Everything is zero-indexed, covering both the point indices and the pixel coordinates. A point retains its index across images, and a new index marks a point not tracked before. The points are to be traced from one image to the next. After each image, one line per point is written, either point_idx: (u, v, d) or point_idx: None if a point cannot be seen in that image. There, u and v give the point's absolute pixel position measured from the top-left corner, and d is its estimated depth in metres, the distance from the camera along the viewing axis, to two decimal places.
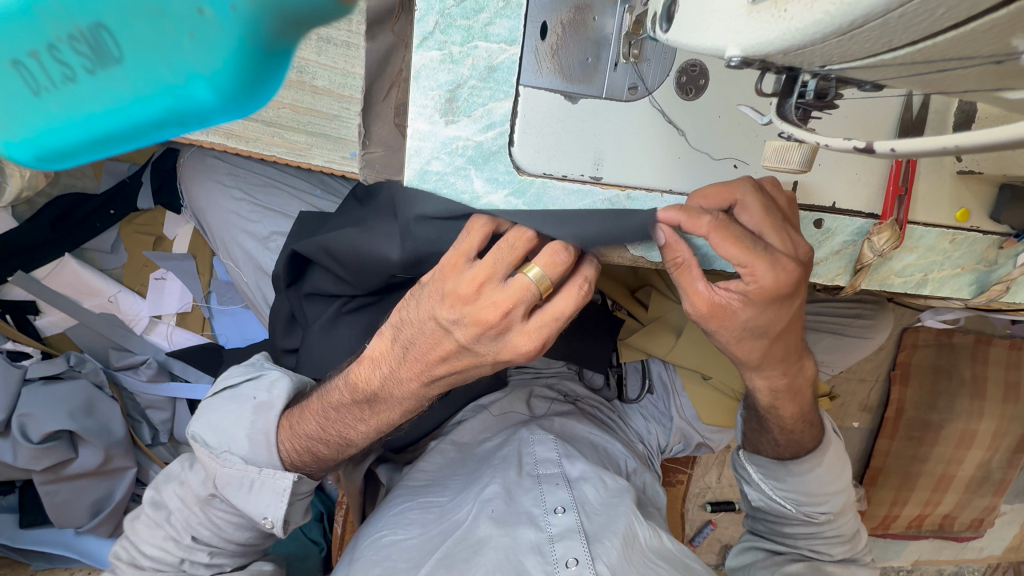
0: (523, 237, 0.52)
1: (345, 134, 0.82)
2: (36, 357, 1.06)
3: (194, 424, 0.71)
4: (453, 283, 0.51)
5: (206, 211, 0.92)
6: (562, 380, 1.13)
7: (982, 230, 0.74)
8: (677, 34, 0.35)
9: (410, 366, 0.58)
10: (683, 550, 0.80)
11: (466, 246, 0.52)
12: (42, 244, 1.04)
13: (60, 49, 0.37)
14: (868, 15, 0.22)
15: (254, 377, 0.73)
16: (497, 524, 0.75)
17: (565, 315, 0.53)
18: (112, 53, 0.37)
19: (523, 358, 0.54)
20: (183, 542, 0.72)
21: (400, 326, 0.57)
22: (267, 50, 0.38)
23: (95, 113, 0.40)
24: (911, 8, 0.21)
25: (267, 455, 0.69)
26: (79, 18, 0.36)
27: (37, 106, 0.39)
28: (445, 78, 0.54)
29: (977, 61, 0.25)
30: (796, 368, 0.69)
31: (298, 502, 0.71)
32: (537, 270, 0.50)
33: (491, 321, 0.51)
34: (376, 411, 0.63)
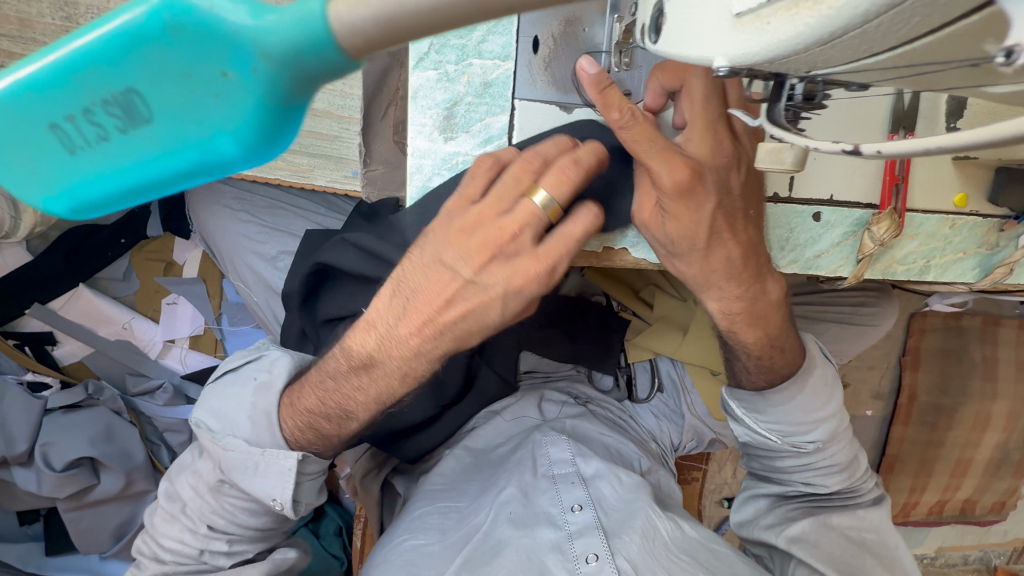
0: (529, 165, 0.52)
1: (346, 153, 0.81)
2: (56, 386, 1.08)
3: (198, 411, 0.72)
4: (459, 217, 0.53)
5: (215, 235, 0.94)
6: (571, 384, 1.14)
7: (982, 213, 0.75)
8: (666, 46, 0.36)
9: (411, 318, 0.56)
10: (705, 535, 0.80)
11: (471, 190, 0.54)
12: (55, 277, 1.06)
13: (87, 111, 0.27)
14: (848, 26, 0.23)
15: (255, 357, 0.75)
16: (515, 525, 0.76)
17: (577, 239, 0.53)
18: (135, 112, 0.27)
19: (536, 286, 0.54)
20: (199, 532, 0.72)
21: (402, 274, 0.57)
22: (286, 107, 0.27)
23: (99, 174, 0.29)
24: (889, 18, 0.23)
25: (269, 437, 0.68)
26: (98, 80, 0.27)
27: (48, 176, 0.29)
28: (442, 96, 0.56)
29: (951, 64, 0.26)
30: (755, 289, 0.67)
31: (306, 482, 0.69)
32: (543, 193, 0.52)
33: (498, 245, 0.53)
34: (373, 376, 0.60)
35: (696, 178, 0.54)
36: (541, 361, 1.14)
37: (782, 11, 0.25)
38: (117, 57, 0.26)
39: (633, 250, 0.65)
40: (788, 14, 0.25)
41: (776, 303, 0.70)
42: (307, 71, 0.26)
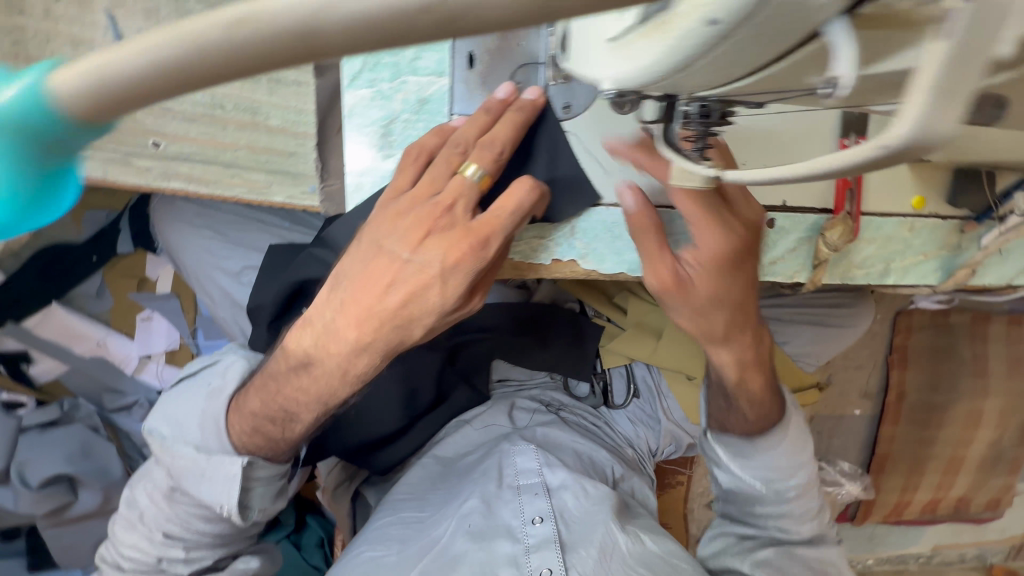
0: (451, 147, 0.54)
1: (303, 168, 0.79)
2: (31, 406, 1.10)
3: (153, 418, 0.73)
4: (392, 203, 0.55)
5: (179, 251, 0.94)
6: (544, 392, 1.13)
7: (942, 216, 0.74)
8: (571, 65, 0.36)
9: (349, 311, 0.57)
10: (667, 550, 0.79)
11: (401, 181, 0.55)
12: (29, 296, 1.06)
13: None
14: (698, 50, 0.24)
15: (212, 363, 0.76)
16: (474, 538, 0.76)
17: (506, 210, 0.54)
18: None
19: (471, 262, 0.54)
20: (156, 540, 0.73)
21: (341, 269, 0.58)
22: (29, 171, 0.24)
23: None
24: (727, 43, 0.23)
25: (218, 443, 0.68)
26: None
27: None
28: (378, 114, 0.56)
29: (803, 86, 0.28)
30: (757, 341, 0.72)
31: (256, 488, 0.69)
32: (473, 165, 0.53)
33: (431, 222, 0.54)
34: (314, 376, 0.62)
35: (735, 256, 0.60)
36: (513, 370, 1.13)
37: (642, 36, 0.25)
38: None
39: (583, 261, 0.65)
40: (647, 40, 0.25)
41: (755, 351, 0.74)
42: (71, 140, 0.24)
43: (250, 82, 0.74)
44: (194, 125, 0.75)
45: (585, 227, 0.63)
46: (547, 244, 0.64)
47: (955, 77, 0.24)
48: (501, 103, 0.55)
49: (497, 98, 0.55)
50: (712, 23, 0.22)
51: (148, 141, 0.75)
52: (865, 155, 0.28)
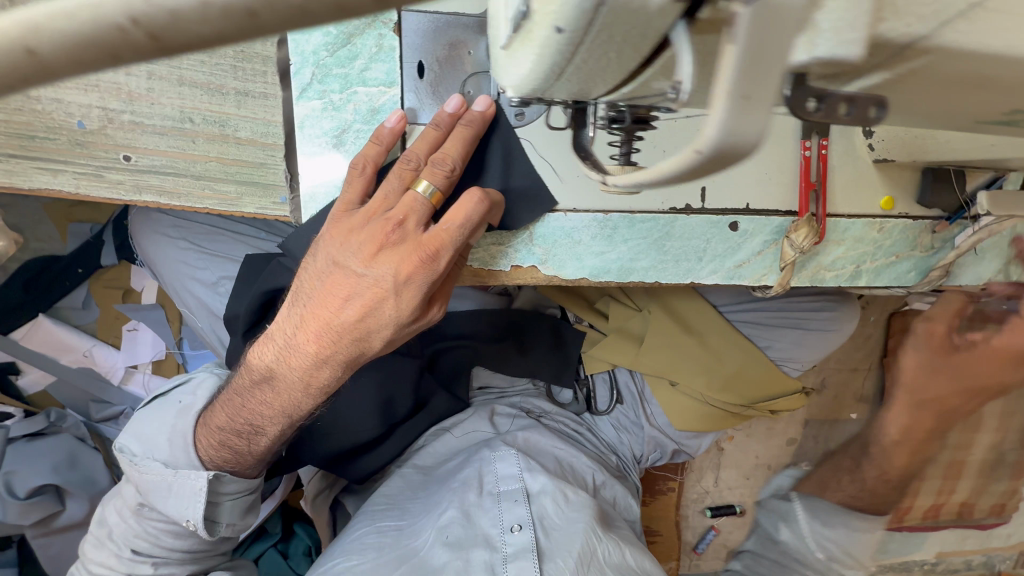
0: (405, 160, 0.55)
1: (274, 178, 0.81)
2: (19, 416, 1.11)
3: (122, 438, 0.72)
4: (345, 218, 0.55)
5: (157, 262, 0.95)
6: (525, 399, 1.12)
7: (912, 216, 0.73)
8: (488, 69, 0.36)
9: (308, 326, 0.58)
10: (646, 565, 0.78)
11: (350, 198, 0.56)
12: (15, 308, 1.08)
13: None
14: (561, 54, 0.26)
15: (184, 381, 0.75)
16: (451, 548, 0.74)
17: (456, 223, 0.54)
18: None
19: (424, 274, 0.55)
20: (124, 557, 0.71)
21: (299, 284, 0.59)
22: None
23: None
24: (586, 51, 0.26)
25: (185, 457, 0.68)
26: None
27: None
28: (329, 124, 0.56)
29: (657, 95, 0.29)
30: None
31: (224, 502, 0.69)
32: (425, 182, 0.54)
33: (384, 237, 0.54)
34: (277, 390, 0.62)
35: None
36: (494, 377, 1.13)
37: (520, 48, 0.28)
38: None
39: (543, 267, 0.65)
40: (523, 51, 0.28)
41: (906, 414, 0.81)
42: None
43: (218, 96, 0.76)
44: (163, 138, 0.77)
45: (543, 233, 0.64)
46: (505, 251, 0.64)
47: (752, 89, 0.22)
48: (450, 118, 0.56)
49: (446, 112, 0.56)
50: (560, 30, 0.25)
51: (119, 155, 0.77)
52: (677, 165, 0.25)
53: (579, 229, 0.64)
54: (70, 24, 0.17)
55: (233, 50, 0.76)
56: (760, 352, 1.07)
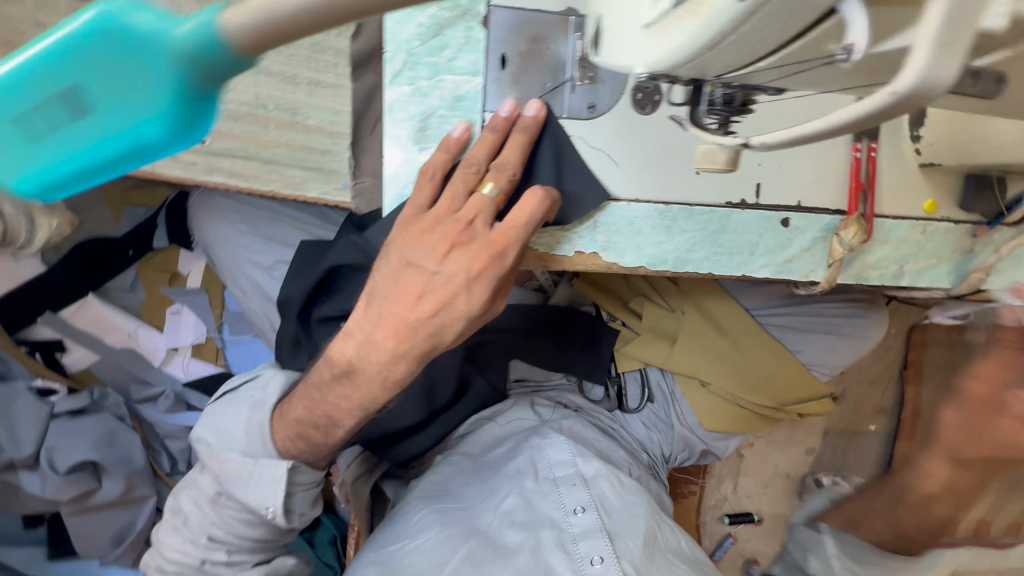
0: (470, 164, 0.58)
1: (337, 166, 0.83)
2: (63, 392, 1.12)
3: (199, 428, 0.75)
4: (415, 221, 0.59)
5: (215, 244, 0.99)
6: (561, 393, 1.15)
7: (954, 220, 0.75)
8: (604, 55, 0.39)
9: (386, 323, 0.61)
10: (693, 554, 0.84)
11: (419, 200, 0.59)
12: (67, 287, 1.12)
13: (42, 105, 0.33)
14: (726, 25, 0.26)
15: (251, 378, 0.78)
16: (520, 529, 0.80)
17: (522, 221, 0.57)
18: (84, 105, 0.33)
19: (495, 269, 0.59)
20: (200, 543, 0.73)
21: (374, 284, 0.62)
22: (198, 97, 0.32)
23: (64, 150, 0.34)
24: (755, 21, 0.25)
25: (263, 448, 0.71)
26: (55, 79, 0.32)
27: (40, 146, 0.34)
28: (416, 109, 0.60)
29: (824, 57, 0.28)
30: None
31: (298, 492, 0.71)
32: (490, 184, 0.58)
33: (455, 237, 0.58)
34: (356, 383, 0.64)
35: None
36: (531, 370, 1.15)
37: (679, 17, 0.28)
38: (63, 59, 0.32)
39: (605, 254, 0.67)
40: (683, 19, 0.28)
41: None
42: (209, 70, 0.31)
43: (291, 86, 0.80)
44: (237, 123, 0.80)
45: (607, 221, 0.66)
46: (570, 236, 0.67)
47: (953, 35, 0.25)
48: (506, 122, 0.59)
49: (501, 116, 0.59)
50: (739, 1, 0.24)
51: None
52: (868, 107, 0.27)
53: (640, 219, 0.67)
54: None
55: (309, 43, 0.80)
56: (791, 355, 1.09)
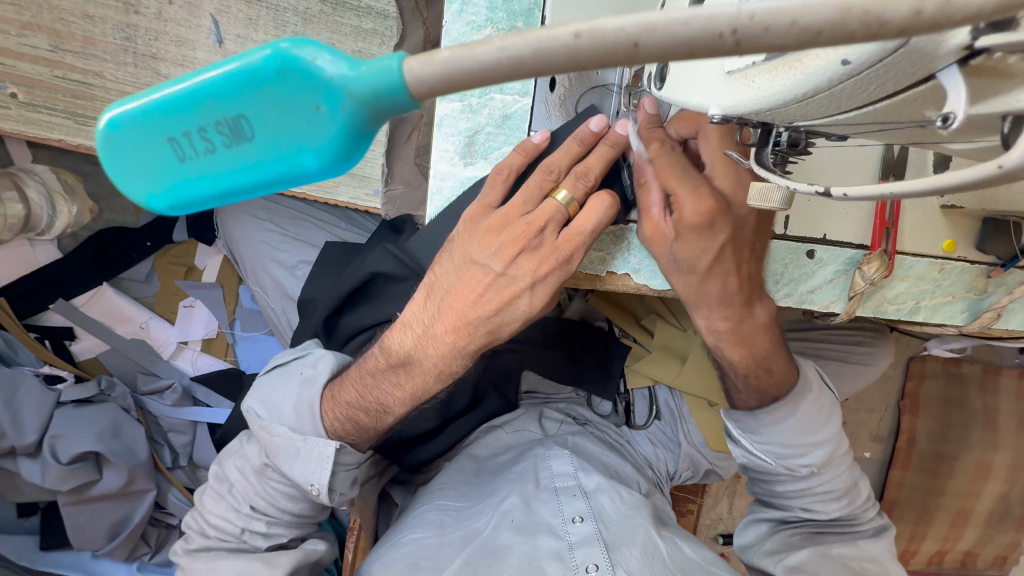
0: (544, 171, 0.58)
1: (369, 172, 0.88)
2: (70, 380, 1.11)
3: (250, 398, 0.75)
4: (482, 219, 0.59)
5: (241, 242, 1.01)
6: (571, 406, 1.14)
7: (970, 260, 0.77)
8: (671, 91, 0.41)
9: (446, 317, 0.62)
10: (706, 557, 0.80)
11: (488, 199, 0.59)
12: (82, 274, 1.11)
13: (200, 130, 0.24)
14: (819, 86, 0.27)
15: (302, 355, 0.77)
16: (518, 532, 0.78)
17: (588, 230, 0.58)
18: (245, 133, 0.24)
19: (559, 274, 0.60)
20: (242, 512, 0.74)
21: (434, 278, 0.63)
22: (362, 133, 0.24)
23: (199, 175, 0.25)
24: (851, 83, 0.26)
25: (312, 426, 0.71)
26: (208, 99, 0.23)
27: (169, 178, 0.25)
28: (464, 125, 0.62)
29: (917, 119, 0.29)
30: (742, 314, 0.67)
31: (341, 473, 0.71)
32: (565, 192, 0.57)
33: (524, 241, 0.57)
34: (411, 374, 0.65)
35: None
36: (542, 382, 1.16)
37: (765, 71, 0.29)
38: (227, 83, 0.23)
39: (635, 276, 0.67)
40: (769, 74, 0.29)
41: (765, 327, 0.69)
42: (381, 112, 0.23)
43: None
44: None
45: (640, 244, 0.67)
46: (605, 258, 0.67)
47: None
48: (594, 135, 0.59)
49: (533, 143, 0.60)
50: (843, 63, 0.25)
51: None
52: (953, 179, 0.28)
53: None
54: (530, 40, 0.19)
55: None
56: None
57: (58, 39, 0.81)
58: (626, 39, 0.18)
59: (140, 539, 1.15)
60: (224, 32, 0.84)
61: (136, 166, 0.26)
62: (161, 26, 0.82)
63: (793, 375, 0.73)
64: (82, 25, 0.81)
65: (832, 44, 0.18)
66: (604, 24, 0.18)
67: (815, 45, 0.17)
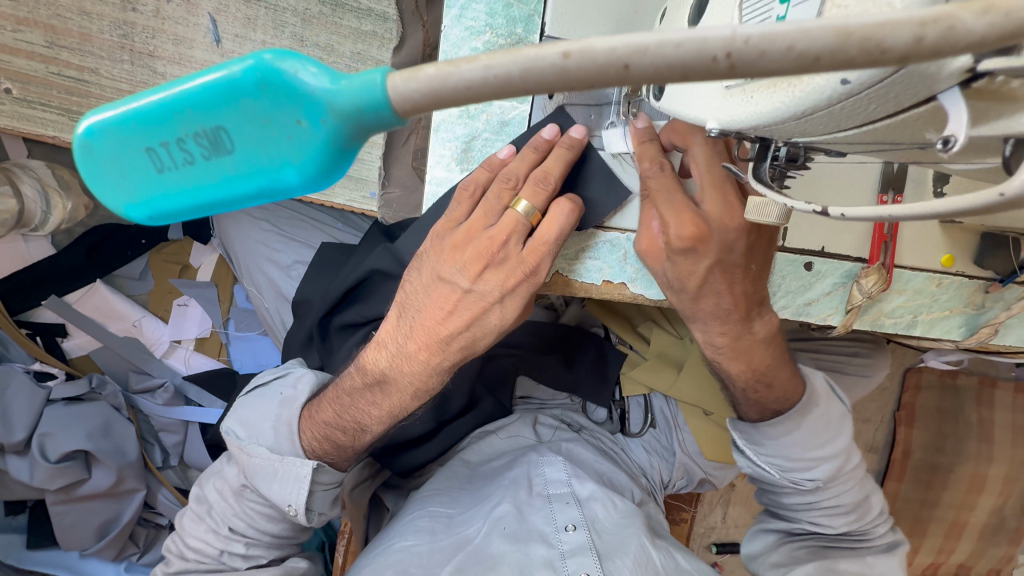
0: (501, 185, 0.57)
1: (365, 174, 0.88)
2: (61, 378, 1.10)
3: (228, 420, 0.75)
4: (449, 235, 0.58)
5: (236, 241, 1.01)
6: (566, 412, 1.13)
7: (968, 274, 0.77)
8: (668, 104, 0.40)
9: (418, 335, 0.61)
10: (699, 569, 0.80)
11: (455, 214, 0.59)
12: (75, 271, 1.11)
13: (180, 141, 0.23)
14: (818, 104, 0.27)
15: (282, 374, 0.77)
16: (510, 540, 0.77)
17: (553, 239, 0.57)
18: (226, 146, 0.23)
19: (527, 285, 0.59)
20: (221, 534, 0.73)
21: (406, 297, 0.62)
22: (345, 149, 0.23)
23: (179, 188, 0.24)
24: (851, 102, 0.26)
25: (290, 446, 0.70)
26: (189, 110, 0.23)
27: (149, 188, 0.25)
28: (461, 131, 0.62)
29: (920, 139, 0.28)
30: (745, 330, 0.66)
31: (319, 492, 0.70)
32: (524, 203, 0.56)
33: (490, 255, 0.57)
34: (387, 394, 0.65)
35: None
36: (538, 389, 1.15)
37: (764, 87, 0.29)
38: (208, 94, 0.22)
39: (630, 285, 0.67)
40: (767, 90, 0.29)
41: (764, 342, 0.68)
42: (364, 128, 0.22)
43: None
44: None
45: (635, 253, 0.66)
46: (597, 265, 0.66)
47: None
48: (547, 142, 0.59)
49: (500, 158, 0.59)
50: (842, 83, 0.25)
51: None
52: (955, 204, 0.27)
53: None
54: (518, 59, 0.18)
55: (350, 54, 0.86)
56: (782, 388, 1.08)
57: (54, 34, 0.81)
58: (617, 60, 0.17)
59: (128, 539, 1.14)
60: (222, 31, 0.83)
61: (117, 175, 0.25)
62: (158, 24, 0.82)
63: (797, 388, 0.72)
64: (78, 21, 0.80)
65: (833, 68, 0.17)
66: (595, 43, 0.17)
67: (815, 72, 0.17)
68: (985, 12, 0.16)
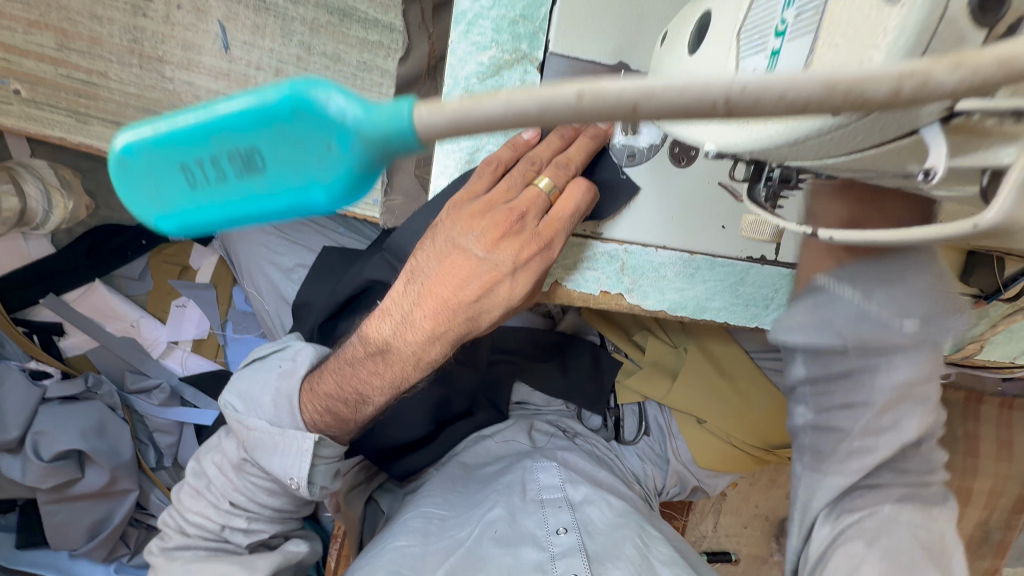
0: (526, 162, 0.60)
1: None
2: (57, 377, 1.10)
3: (226, 393, 0.76)
4: (466, 205, 0.59)
5: (240, 244, 1.03)
6: (560, 418, 1.14)
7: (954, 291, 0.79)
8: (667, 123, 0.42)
9: (426, 303, 0.62)
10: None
11: (475, 186, 0.60)
12: (74, 269, 1.11)
13: (213, 160, 0.25)
14: (808, 133, 0.28)
15: (280, 347, 0.78)
16: (500, 545, 0.77)
17: (568, 215, 0.60)
18: (258, 166, 0.24)
19: (541, 260, 0.61)
20: (221, 508, 0.74)
21: (416, 264, 0.63)
22: (369, 172, 0.25)
23: (210, 201, 0.26)
24: (842, 133, 0.27)
25: (290, 419, 0.72)
26: (222, 132, 0.24)
27: (182, 203, 0.26)
28: (466, 143, 0.64)
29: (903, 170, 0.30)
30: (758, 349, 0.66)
31: (320, 465, 0.72)
32: (546, 179, 0.59)
33: (507, 225, 0.59)
34: (389, 361, 0.66)
35: None
36: (533, 394, 1.16)
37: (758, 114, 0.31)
38: (240, 117, 0.24)
39: (628, 295, 0.69)
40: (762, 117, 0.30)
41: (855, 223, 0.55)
42: (390, 154, 0.23)
43: None
44: None
45: (633, 264, 0.68)
46: (594, 274, 0.68)
47: None
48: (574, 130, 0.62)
49: (523, 139, 0.61)
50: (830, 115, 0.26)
51: None
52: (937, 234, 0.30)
53: (665, 265, 0.68)
54: (533, 97, 0.20)
55: (357, 61, 0.89)
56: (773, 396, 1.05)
57: (64, 38, 0.81)
58: (627, 102, 0.19)
59: (119, 540, 1.13)
60: (231, 38, 0.84)
61: (152, 190, 0.26)
62: (167, 30, 0.83)
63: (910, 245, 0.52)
64: (89, 25, 0.81)
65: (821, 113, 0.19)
66: (608, 85, 0.19)
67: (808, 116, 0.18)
68: (958, 67, 0.18)
